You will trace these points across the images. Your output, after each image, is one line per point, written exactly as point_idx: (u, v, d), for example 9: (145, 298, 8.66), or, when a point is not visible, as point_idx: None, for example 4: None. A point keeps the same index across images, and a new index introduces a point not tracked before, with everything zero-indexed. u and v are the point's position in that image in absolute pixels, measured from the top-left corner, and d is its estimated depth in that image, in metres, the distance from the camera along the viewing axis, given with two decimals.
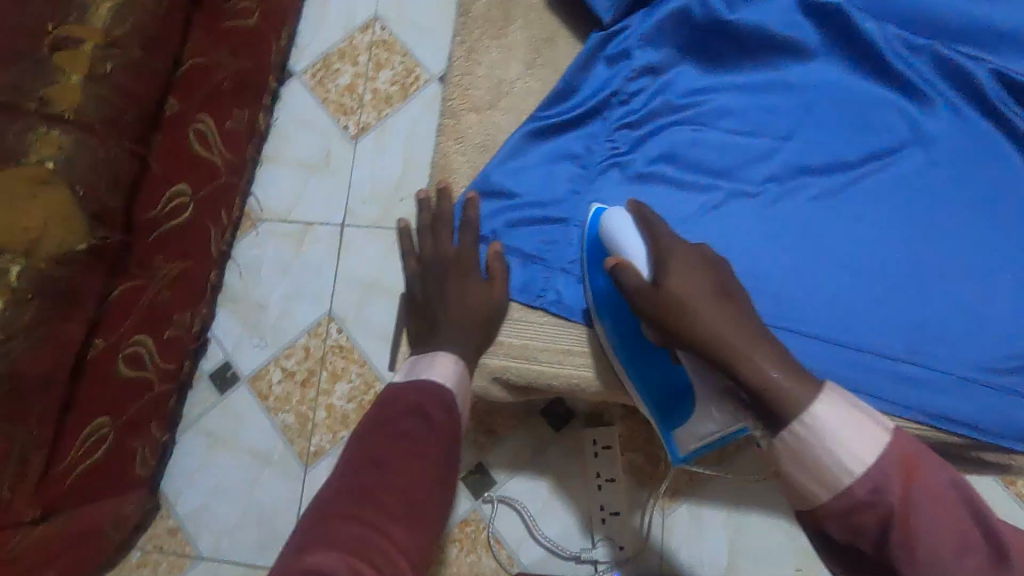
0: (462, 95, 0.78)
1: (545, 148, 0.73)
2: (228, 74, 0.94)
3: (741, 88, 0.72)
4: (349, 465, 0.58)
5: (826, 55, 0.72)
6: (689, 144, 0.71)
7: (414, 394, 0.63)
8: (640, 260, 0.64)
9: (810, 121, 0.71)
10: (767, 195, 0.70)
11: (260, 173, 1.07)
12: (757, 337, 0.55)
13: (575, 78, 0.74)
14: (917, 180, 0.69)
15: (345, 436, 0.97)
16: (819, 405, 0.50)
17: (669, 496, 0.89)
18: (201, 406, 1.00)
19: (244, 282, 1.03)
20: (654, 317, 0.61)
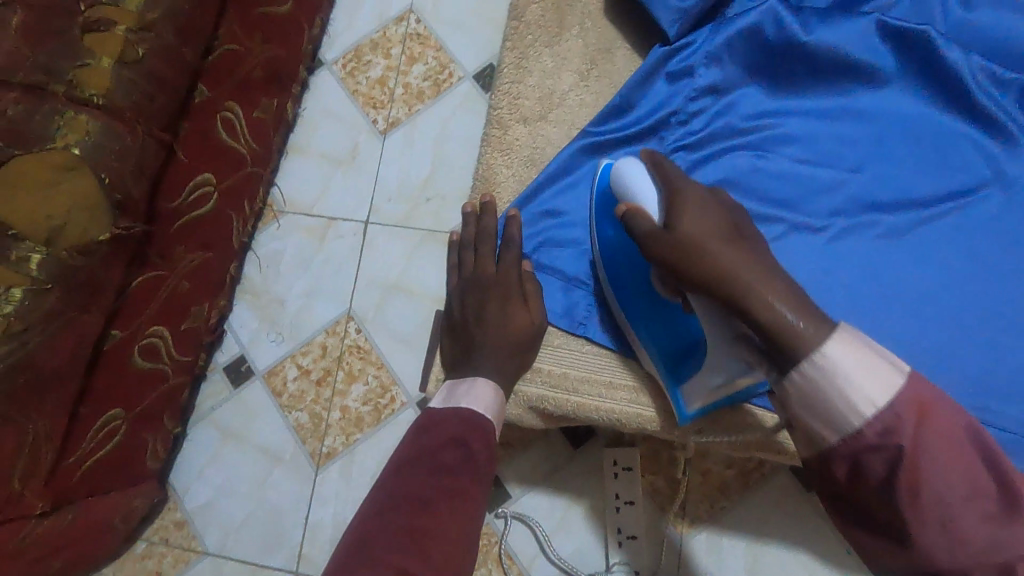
0: (511, 105, 0.79)
1: (596, 167, 0.74)
2: (259, 61, 0.92)
3: (809, 115, 0.70)
4: (384, 502, 0.56)
5: (899, 83, 0.69)
6: (748, 171, 0.69)
7: (452, 424, 0.61)
8: (650, 203, 0.63)
9: (881, 155, 0.68)
10: (832, 230, 0.68)
11: (285, 163, 1.04)
12: (769, 275, 0.54)
13: (633, 94, 0.72)
14: (994, 225, 0.66)
15: (358, 439, 0.94)
16: (832, 346, 0.48)
17: (689, 523, 0.86)
18: (213, 399, 0.98)
19: (263, 275, 1.01)
20: (662, 257, 0.59)
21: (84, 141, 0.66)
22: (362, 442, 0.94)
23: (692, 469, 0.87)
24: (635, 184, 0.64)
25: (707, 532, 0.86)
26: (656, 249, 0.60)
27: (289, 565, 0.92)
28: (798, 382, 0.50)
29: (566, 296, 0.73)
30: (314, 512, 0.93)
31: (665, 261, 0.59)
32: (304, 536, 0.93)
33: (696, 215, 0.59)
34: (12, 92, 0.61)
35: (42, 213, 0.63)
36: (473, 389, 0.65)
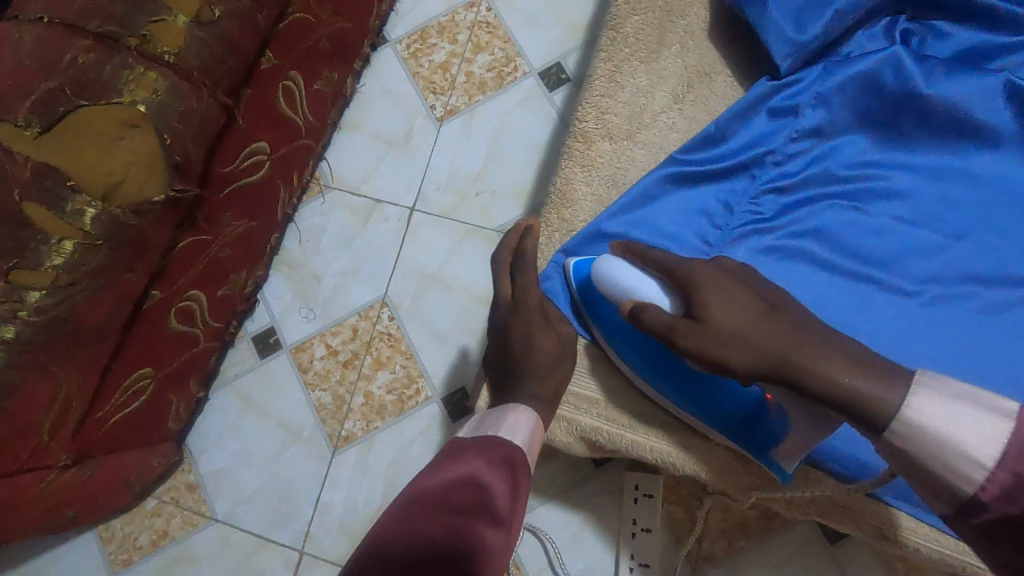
0: (598, 120, 0.75)
1: (680, 197, 0.70)
2: (327, 33, 0.89)
3: (912, 171, 0.67)
4: (386, 532, 0.48)
5: (1015, 149, 0.65)
6: (841, 223, 0.67)
7: (473, 460, 0.56)
8: (659, 297, 0.63)
9: (986, 224, 0.65)
10: (921, 294, 0.65)
11: (337, 139, 1.03)
12: (815, 348, 0.53)
13: (732, 125, 0.69)
14: None
15: (379, 427, 0.93)
16: (908, 399, 0.47)
17: (703, 558, 0.84)
18: (238, 366, 0.97)
19: (302, 249, 1.00)
20: (692, 350, 0.58)
21: (150, 100, 0.64)
22: (382, 430, 0.93)
23: (711, 505, 0.85)
24: (628, 279, 0.65)
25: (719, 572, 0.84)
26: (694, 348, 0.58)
27: (296, 543, 0.92)
28: (900, 447, 0.47)
29: None
30: (326, 495, 0.93)
31: (705, 355, 0.57)
32: (313, 516, 0.92)
33: (724, 303, 0.58)
34: (84, 41, 0.61)
35: (103, 168, 0.62)
36: (503, 423, 0.61)
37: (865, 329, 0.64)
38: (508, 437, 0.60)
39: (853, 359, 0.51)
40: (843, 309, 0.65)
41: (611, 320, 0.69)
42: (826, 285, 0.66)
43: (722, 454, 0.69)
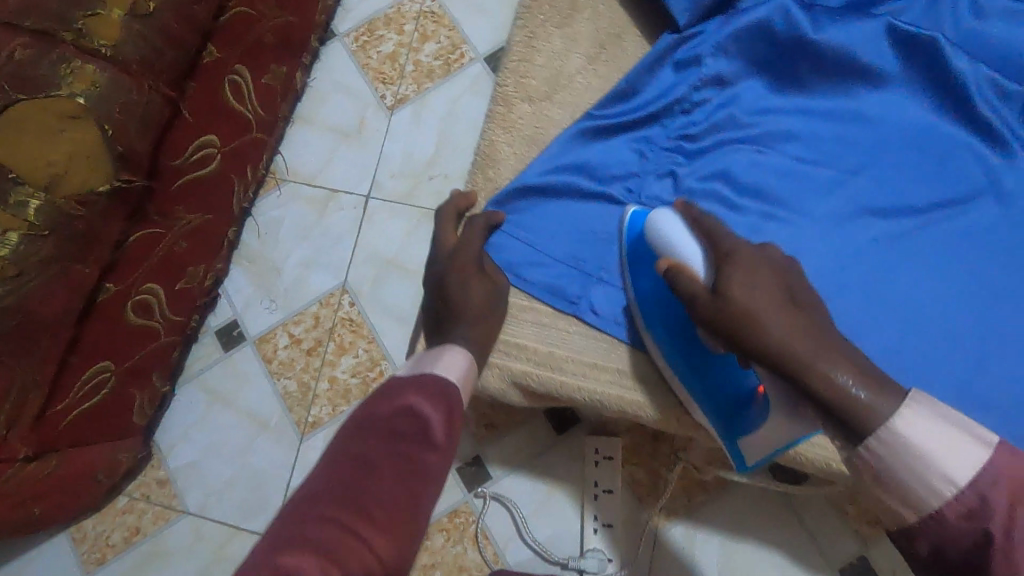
0: (517, 84, 0.77)
1: (597, 147, 0.72)
2: (272, 27, 0.91)
3: (811, 113, 0.69)
4: (330, 463, 0.51)
5: (904, 88, 0.68)
6: (752, 167, 0.68)
7: (411, 390, 0.56)
8: (699, 263, 0.62)
9: (883, 160, 0.67)
10: (829, 229, 0.66)
11: (291, 132, 1.05)
12: (828, 346, 0.51)
13: (641, 80, 0.72)
14: (989, 233, 0.65)
15: (344, 410, 0.95)
16: (896, 417, 0.46)
17: (666, 515, 0.87)
18: (203, 361, 0.99)
19: (261, 242, 1.01)
20: (717, 328, 0.57)
21: (89, 92, 0.65)
22: (348, 414, 0.95)
23: (672, 464, 0.88)
24: (678, 233, 0.64)
25: (681, 527, 0.86)
26: (706, 318, 0.58)
27: None
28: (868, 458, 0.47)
29: (548, 266, 0.70)
30: (295, 481, 0.94)
31: (721, 326, 0.56)
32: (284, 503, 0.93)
33: (748, 285, 0.56)
34: (21, 37, 0.61)
35: (43, 160, 0.63)
36: (439, 359, 0.60)
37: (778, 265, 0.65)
38: (446, 369, 0.59)
39: (859, 365, 0.50)
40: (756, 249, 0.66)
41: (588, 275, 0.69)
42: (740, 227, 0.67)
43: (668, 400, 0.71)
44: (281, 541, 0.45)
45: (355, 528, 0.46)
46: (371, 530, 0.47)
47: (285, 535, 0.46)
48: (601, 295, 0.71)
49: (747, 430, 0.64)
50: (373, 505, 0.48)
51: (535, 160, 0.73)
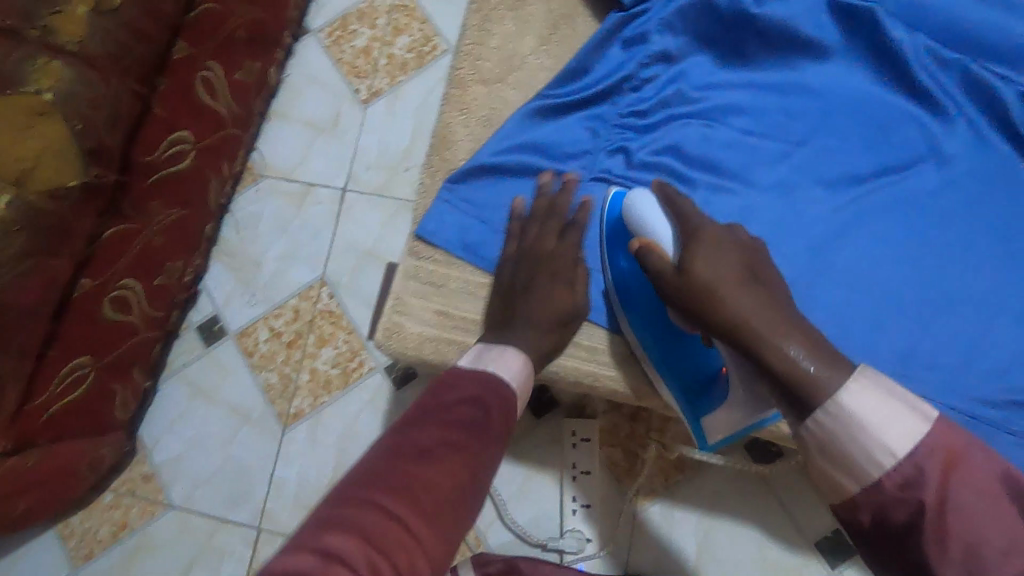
0: (471, 66, 0.71)
1: (547, 128, 0.68)
2: (243, 23, 0.92)
3: (758, 86, 0.67)
4: (384, 448, 0.49)
5: (850, 60, 0.67)
6: (701, 143, 0.66)
7: (468, 382, 0.54)
8: (669, 242, 0.60)
9: (832, 133, 0.65)
10: (778, 204, 0.65)
11: (267, 128, 1.06)
12: (785, 323, 0.52)
13: (589, 56, 0.68)
14: (934, 199, 0.64)
15: (326, 401, 0.96)
16: (841, 391, 0.47)
17: (644, 494, 0.88)
18: (185, 356, 1.00)
19: (240, 237, 1.02)
20: (680, 304, 0.58)
21: (56, 87, 0.66)
22: (330, 404, 0.96)
23: (648, 444, 0.89)
24: (654, 217, 0.62)
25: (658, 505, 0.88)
26: (671, 292, 0.58)
27: (253, 521, 0.94)
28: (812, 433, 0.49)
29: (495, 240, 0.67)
30: (279, 471, 0.95)
31: (684, 299, 0.57)
32: (268, 493, 0.94)
33: (712, 259, 0.57)
34: None
35: (13, 154, 0.62)
36: (490, 351, 0.58)
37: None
38: (499, 365, 0.57)
39: (812, 343, 0.51)
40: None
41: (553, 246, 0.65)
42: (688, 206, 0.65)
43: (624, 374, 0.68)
44: (334, 519, 0.44)
45: (403, 514, 0.44)
46: (420, 521, 0.45)
47: (337, 510, 0.44)
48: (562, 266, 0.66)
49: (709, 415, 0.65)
50: (423, 500, 0.46)
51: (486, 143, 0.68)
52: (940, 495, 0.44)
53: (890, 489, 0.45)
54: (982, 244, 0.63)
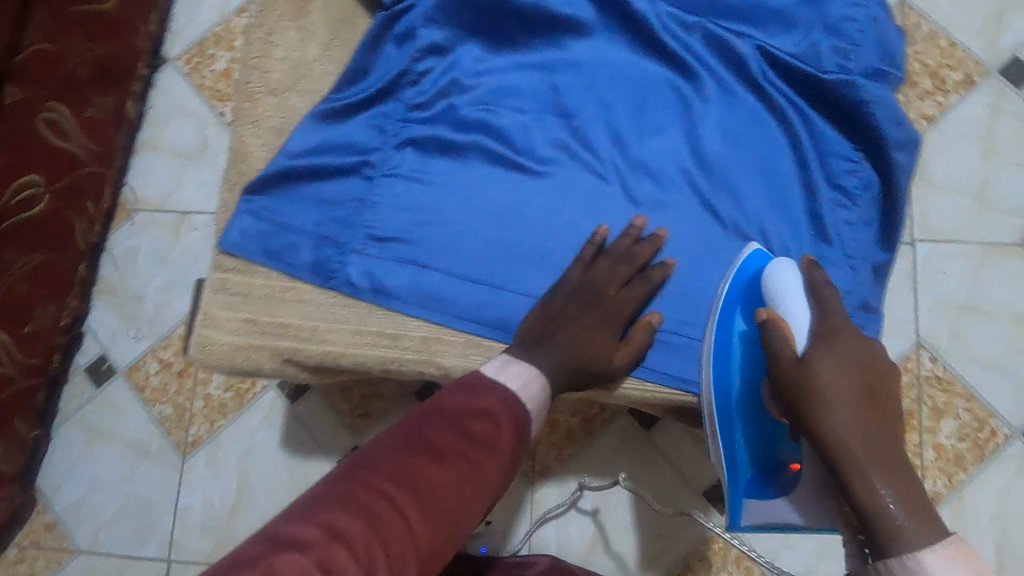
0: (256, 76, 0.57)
1: (305, 150, 0.55)
2: (84, 59, 0.91)
3: (536, 71, 0.56)
4: (393, 433, 0.45)
5: (615, 34, 0.56)
6: (476, 137, 0.55)
7: (492, 394, 0.48)
8: (800, 333, 0.48)
9: (595, 116, 0.55)
10: (555, 195, 0.54)
11: (135, 162, 1.05)
12: (896, 467, 0.42)
13: (343, 60, 0.58)
14: (749, 177, 0.53)
15: (222, 424, 0.96)
16: (926, 552, 0.38)
17: (539, 472, 0.90)
18: (76, 400, 0.99)
19: (119, 273, 1.02)
20: (782, 395, 0.47)
21: None
22: (226, 427, 0.96)
23: (539, 422, 0.92)
24: (795, 294, 0.49)
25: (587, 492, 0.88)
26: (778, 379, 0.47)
27: (162, 553, 0.94)
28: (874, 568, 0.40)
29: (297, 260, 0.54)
30: (182, 501, 0.95)
31: (786, 394, 0.46)
32: (175, 524, 0.94)
33: (835, 365, 0.45)
34: None
35: None
36: (510, 369, 0.50)
37: (507, 238, 0.53)
38: (519, 384, 0.49)
39: (912, 493, 0.41)
40: (487, 227, 0.54)
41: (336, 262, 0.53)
42: (469, 208, 0.54)
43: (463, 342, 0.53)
44: (325, 493, 0.41)
45: (399, 503, 0.41)
46: (415, 515, 0.41)
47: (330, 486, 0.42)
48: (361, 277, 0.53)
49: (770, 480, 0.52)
50: (423, 495, 0.42)
51: (249, 187, 0.55)
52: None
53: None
54: (749, 212, 0.53)
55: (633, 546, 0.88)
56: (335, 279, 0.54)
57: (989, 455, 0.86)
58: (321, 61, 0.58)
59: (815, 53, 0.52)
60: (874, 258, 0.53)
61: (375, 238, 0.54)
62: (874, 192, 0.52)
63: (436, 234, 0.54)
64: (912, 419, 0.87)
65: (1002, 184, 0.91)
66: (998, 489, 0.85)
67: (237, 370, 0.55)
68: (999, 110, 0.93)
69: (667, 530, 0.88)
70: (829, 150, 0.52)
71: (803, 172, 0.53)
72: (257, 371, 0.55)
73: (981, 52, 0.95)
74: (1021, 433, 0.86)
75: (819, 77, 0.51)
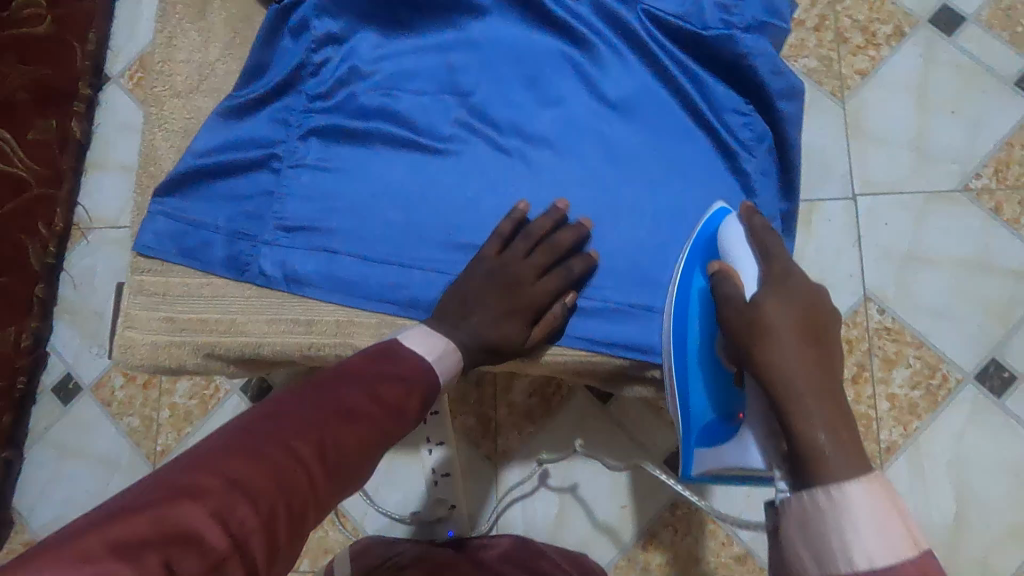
0: (161, 80, 0.59)
1: (213, 151, 0.56)
2: (24, 84, 1.01)
3: (434, 52, 0.56)
4: (296, 392, 0.41)
5: (508, 9, 0.55)
6: (376, 122, 0.55)
7: (405, 361, 0.45)
8: (751, 278, 0.47)
9: (492, 90, 0.55)
10: (457, 173, 0.54)
11: (87, 183, 1.03)
12: (835, 398, 0.40)
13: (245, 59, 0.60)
14: (650, 140, 0.53)
15: (189, 432, 0.96)
16: (851, 483, 0.35)
17: (501, 453, 0.91)
18: (46, 419, 1.00)
19: (78, 293, 1.01)
20: (731, 336, 0.45)
21: None
22: (192, 434, 0.96)
23: (499, 404, 0.92)
24: (744, 246, 0.48)
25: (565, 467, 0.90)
26: (726, 317, 0.46)
27: None
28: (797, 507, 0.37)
29: (211, 258, 0.55)
30: None
31: (733, 333, 0.45)
32: None
33: (780, 299, 0.44)
34: None
35: None
36: (428, 341, 0.48)
37: (411, 219, 0.54)
38: (431, 352, 0.47)
39: (846, 426, 0.38)
40: (391, 207, 0.54)
41: (256, 258, 0.55)
42: (373, 192, 0.54)
43: (377, 322, 0.54)
44: (224, 445, 0.36)
45: (305, 464, 0.37)
46: (321, 477, 0.37)
47: (223, 442, 0.36)
48: (274, 267, 0.54)
49: (718, 433, 0.49)
50: (328, 456, 0.38)
51: (159, 189, 0.56)
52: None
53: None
54: (649, 173, 0.53)
55: (598, 519, 0.88)
56: (248, 271, 0.55)
57: (943, 400, 0.87)
58: (223, 60, 0.60)
59: (698, 10, 0.52)
60: (772, 209, 0.55)
61: (284, 228, 0.55)
62: (764, 141, 0.53)
63: (342, 220, 0.54)
64: (864, 371, 0.88)
65: (938, 132, 0.92)
66: (954, 432, 0.86)
67: (162, 368, 0.56)
68: (930, 59, 0.93)
69: (630, 500, 0.88)
70: (724, 108, 0.53)
71: (700, 128, 0.54)
72: (181, 368, 0.56)
73: (910, 4, 0.95)
74: (973, 376, 0.87)
75: (702, 34, 0.52)
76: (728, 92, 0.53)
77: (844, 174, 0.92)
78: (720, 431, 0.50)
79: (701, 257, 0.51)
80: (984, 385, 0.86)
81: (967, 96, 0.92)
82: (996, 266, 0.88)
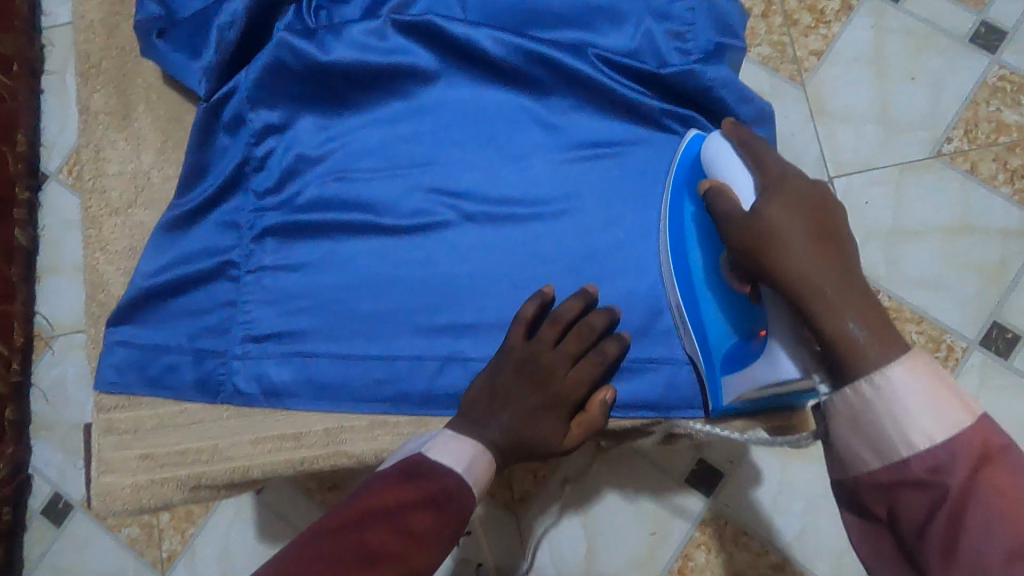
0: (96, 199, 0.55)
1: (164, 268, 0.52)
2: None
3: (383, 126, 0.52)
4: (313, 543, 0.36)
5: (453, 70, 0.52)
6: (332, 210, 0.52)
7: (436, 482, 0.42)
8: (744, 184, 0.42)
9: (451, 156, 0.51)
10: (429, 251, 0.51)
11: (43, 289, 0.91)
12: (857, 284, 0.35)
13: (181, 162, 0.56)
14: (623, 182, 0.51)
15: (195, 532, 0.86)
16: (891, 368, 0.32)
17: (518, 502, 0.81)
18: (41, 545, 0.89)
19: (53, 407, 0.90)
20: (735, 250, 0.40)
21: None
22: (199, 534, 0.86)
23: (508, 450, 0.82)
24: (731, 156, 0.43)
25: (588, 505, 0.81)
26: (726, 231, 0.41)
27: None
28: (847, 405, 0.33)
29: (182, 382, 0.51)
30: None
31: (734, 246, 0.40)
32: None
33: (782, 199, 0.38)
34: None
35: None
36: (451, 443, 0.44)
37: (388, 308, 0.50)
38: (456, 460, 0.43)
39: (871, 310, 0.34)
40: (365, 298, 0.50)
41: (230, 375, 0.51)
42: (341, 285, 0.51)
43: (369, 424, 0.51)
44: None
45: None
46: None
47: None
48: (251, 382, 0.51)
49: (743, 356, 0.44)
50: None
51: (112, 318, 0.52)
52: (971, 487, 0.29)
53: (915, 472, 0.31)
54: (626, 220, 0.50)
55: (631, 552, 0.79)
56: (224, 391, 0.51)
57: (952, 371, 0.85)
58: (158, 167, 0.56)
59: (650, 44, 0.50)
60: None
61: (253, 339, 0.51)
62: None
63: (315, 321, 0.51)
64: None
65: (903, 100, 0.90)
66: (968, 402, 0.84)
67: (147, 509, 0.53)
68: (882, 28, 0.91)
69: (660, 526, 0.79)
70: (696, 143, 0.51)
71: (671, 165, 0.51)
72: (168, 505, 0.53)
73: None
74: (978, 342, 0.85)
75: (659, 73, 0.50)
76: (695, 126, 0.51)
77: (817, 159, 0.90)
78: (743, 350, 0.44)
79: (686, 183, 0.48)
80: (989, 349, 0.85)
81: (925, 60, 0.90)
82: (982, 228, 0.87)
